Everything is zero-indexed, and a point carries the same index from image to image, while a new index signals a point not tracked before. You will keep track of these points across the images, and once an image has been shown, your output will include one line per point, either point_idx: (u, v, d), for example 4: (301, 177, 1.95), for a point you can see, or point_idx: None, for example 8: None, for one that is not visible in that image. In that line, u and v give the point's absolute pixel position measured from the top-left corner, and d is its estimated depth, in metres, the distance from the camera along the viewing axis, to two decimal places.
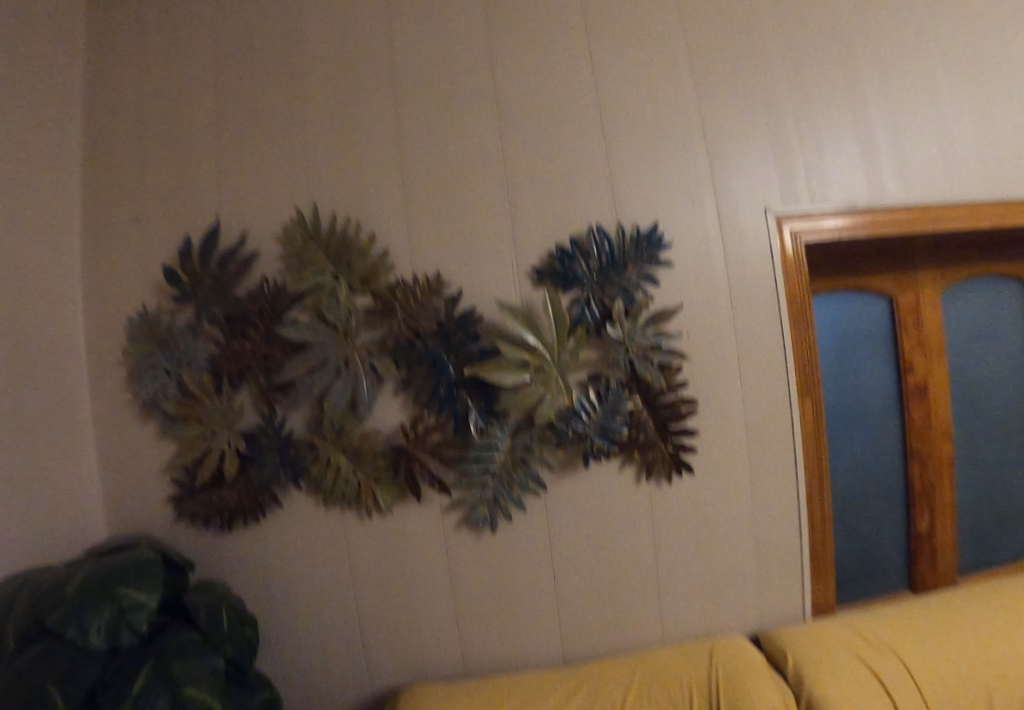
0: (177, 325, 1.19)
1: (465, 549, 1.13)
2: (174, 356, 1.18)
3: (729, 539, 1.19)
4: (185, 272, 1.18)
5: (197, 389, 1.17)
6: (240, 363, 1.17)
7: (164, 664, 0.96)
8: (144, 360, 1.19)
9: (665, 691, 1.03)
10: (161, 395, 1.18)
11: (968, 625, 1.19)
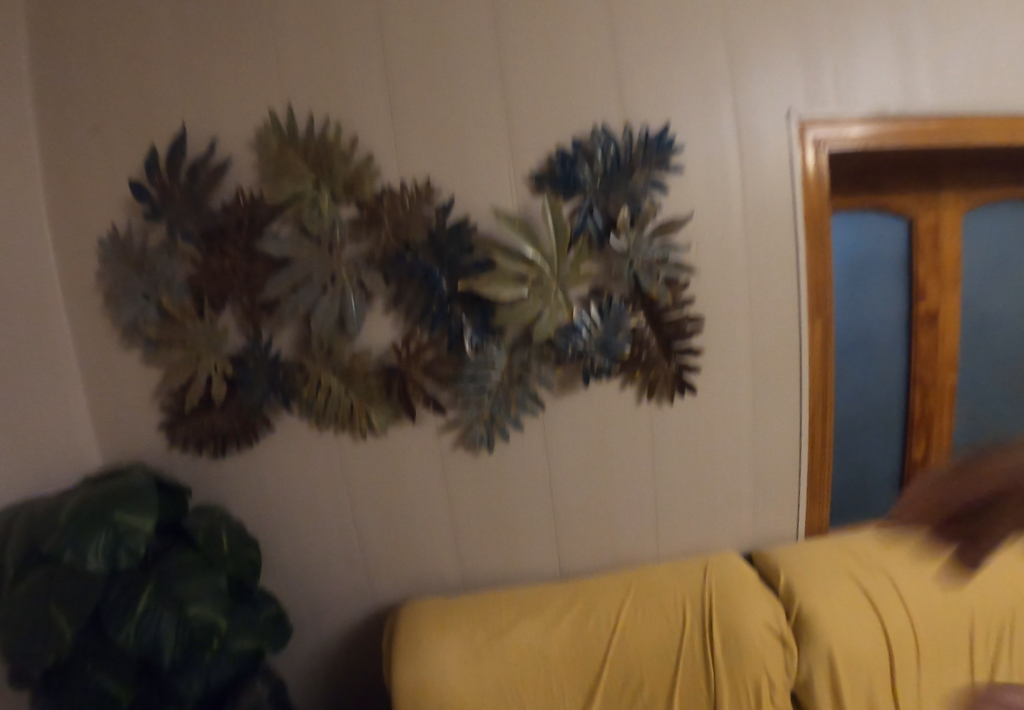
0: (151, 244, 1.10)
1: (462, 469, 1.11)
2: (150, 276, 1.10)
3: (730, 460, 1.17)
4: (153, 184, 1.07)
5: (177, 310, 1.10)
6: (221, 282, 1.10)
7: (166, 585, 0.97)
8: (121, 284, 1.11)
9: (659, 608, 1.03)
10: (142, 320, 1.12)
11: None
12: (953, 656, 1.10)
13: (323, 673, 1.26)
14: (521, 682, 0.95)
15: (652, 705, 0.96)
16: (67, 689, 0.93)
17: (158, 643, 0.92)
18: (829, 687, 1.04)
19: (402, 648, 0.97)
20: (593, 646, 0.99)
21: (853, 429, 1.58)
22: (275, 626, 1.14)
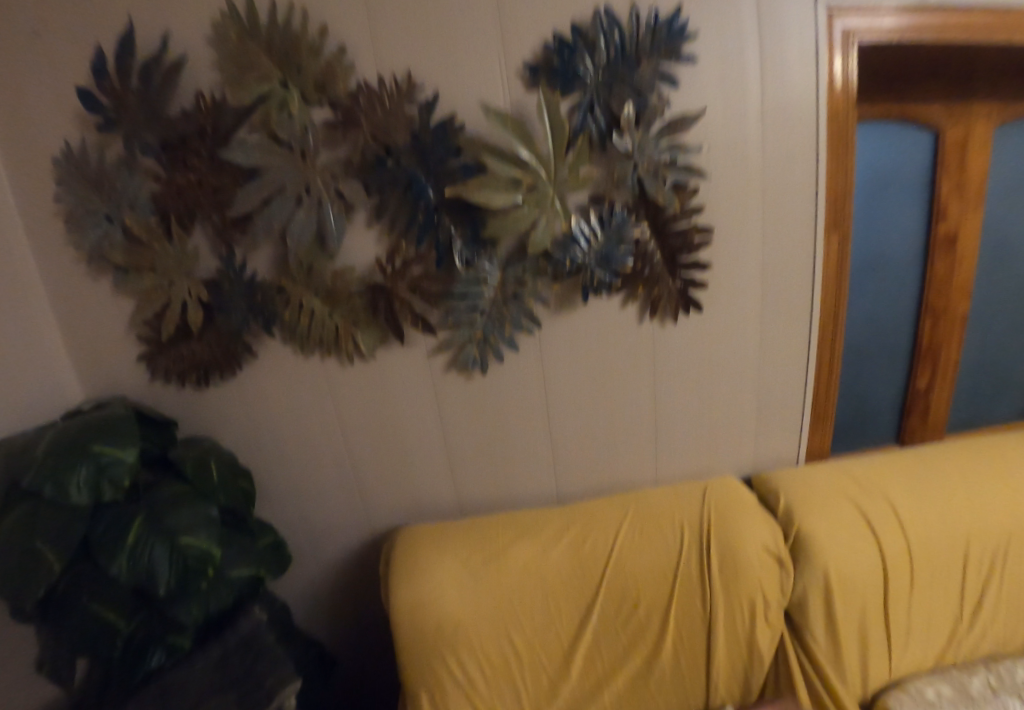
0: (109, 160, 0.98)
1: (455, 394, 1.07)
2: (113, 196, 0.99)
3: (734, 383, 1.12)
4: (104, 92, 0.94)
5: (143, 232, 1.00)
6: (187, 199, 0.99)
7: (157, 516, 0.92)
8: (79, 206, 1.00)
9: (654, 531, 1.01)
10: (107, 245, 1.02)
11: (958, 471, 1.19)
12: (942, 575, 1.10)
13: (326, 599, 1.27)
14: (516, 603, 0.94)
15: (648, 623, 0.96)
16: (62, 621, 0.89)
17: (153, 575, 0.88)
18: (824, 605, 1.00)
19: (397, 573, 0.96)
20: (590, 567, 0.97)
21: (860, 361, 1.46)
22: (273, 556, 1.11)
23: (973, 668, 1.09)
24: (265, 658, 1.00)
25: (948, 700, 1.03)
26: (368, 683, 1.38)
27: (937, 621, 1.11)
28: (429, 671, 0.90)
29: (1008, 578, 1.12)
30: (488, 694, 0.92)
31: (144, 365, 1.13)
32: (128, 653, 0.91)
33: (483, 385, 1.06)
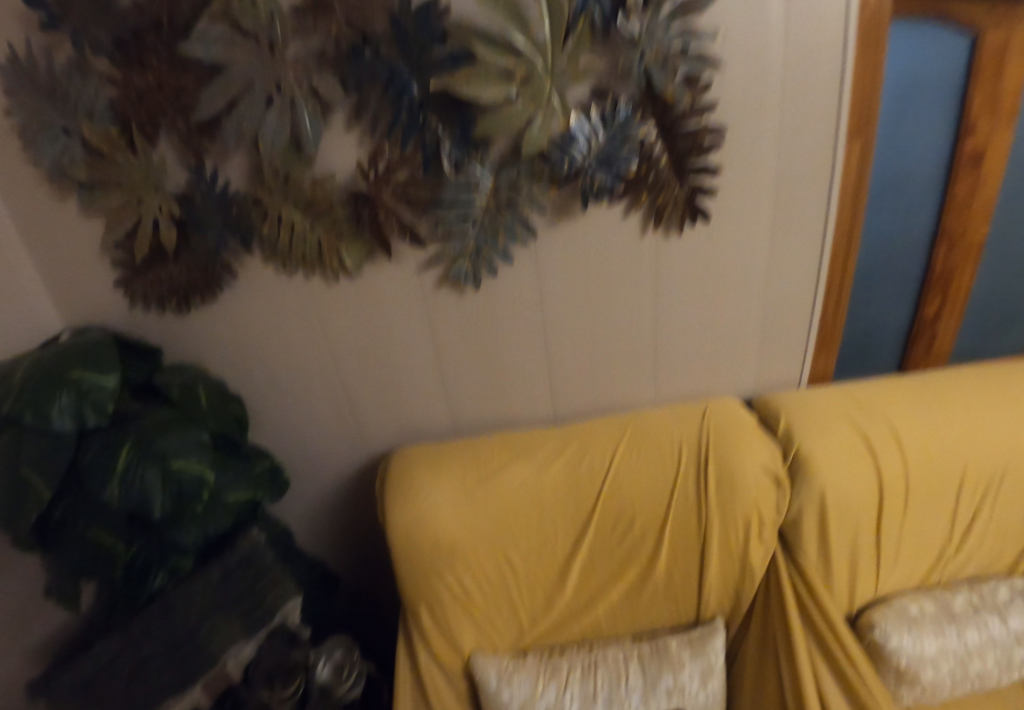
0: (58, 64, 0.83)
1: (448, 311, 1.02)
2: (66, 105, 0.85)
3: (738, 300, 1.08)
4: None
5: (106, 145, 0.88)
6: (150, 105, 0.86)
7: (146, 441, 0.87)
8: (25, 114, 0.86)
9: (653, 449, 0.99)
10: (68, 162, 0.90)
11: (980, 399, 1.11)
12: (939, 503, 1.07)
13: (325, 522, 1.29)
14: (511, 521, 0.94)
15: (642, 541, 0.96)
16: (60, 549, 0.86)
17: (147, 498, 0.83)
18: (817, 529, 0.98)
19: (393, 492, 0.96)
20: (586, 484, 0.96)
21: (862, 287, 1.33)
22: (271, 480, 1.08)
23: (955, 588, 1.11)
24: (265, 577, 1.01)
25: (930, 616, 1.06)
26: (370, 598, 1.43)
27: (927, 546, 1.09)
28: (427, 586, 0.92)
29: (1005, 506, 1.09)
30: (485, 602, 0.95)
31: (121, 291, 1.05)
32: (131, 578, 0.88)
33: (478, 302, 1.01)
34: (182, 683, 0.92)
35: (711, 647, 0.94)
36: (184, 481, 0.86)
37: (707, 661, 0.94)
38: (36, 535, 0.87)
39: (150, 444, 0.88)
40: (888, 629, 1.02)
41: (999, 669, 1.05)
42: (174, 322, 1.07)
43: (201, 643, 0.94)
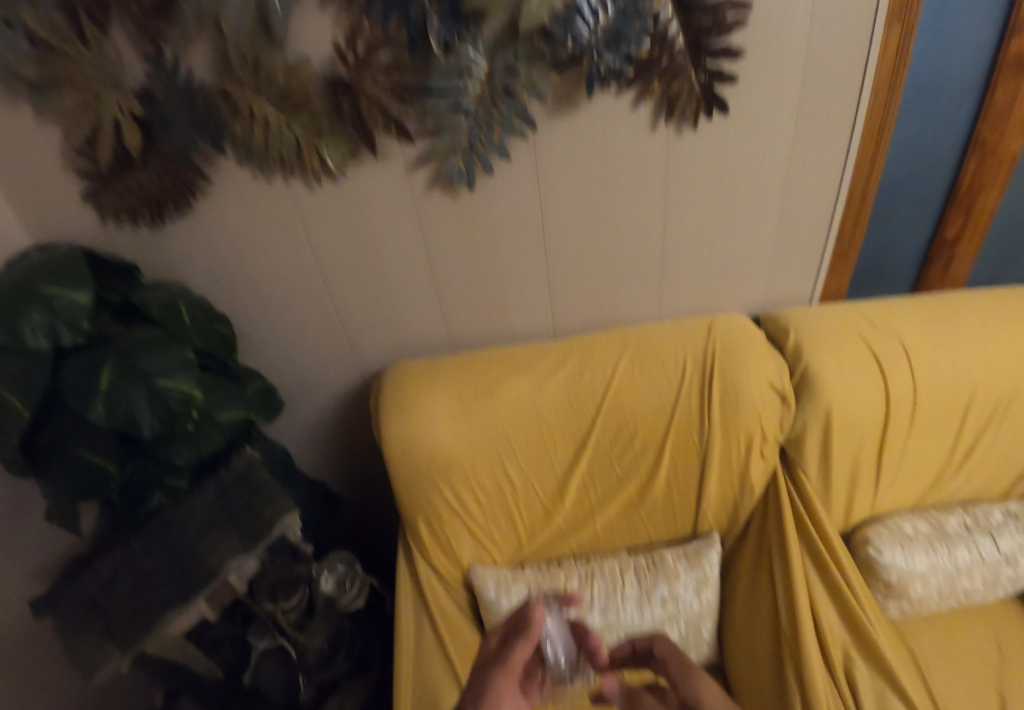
0: None
1: (441, 217, 0.96)
2: None
3: (751, 207, 1.01)
4: None
5: (51, 35, 0.76)
6: None
7: (127, 359, 0.81)
8: None
9: (656, 363, 0.96)
10: (11, 58, 0.78)
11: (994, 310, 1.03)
12: (943, 426, 1.02)
13: (321, 444, 1.28)
14: (509, 433, 0.92)
15: (642, 456, 0.96)
16: (48, 474, 0.82)
17: (134, 418, 0.79)
18: (819, 445, 0.96)
19: (388, 405, 0.94)
20: (586, 400, 0.94)
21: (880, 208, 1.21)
22: (263, 401, 1.06)
23: (950, 509, 1.08)
24: (261, 494, 0.96)
25: (923, 535, 1.03)
26: (370, 517, 1.46)
27: (926, 467, 1.05)
28: (423, 494, 0.93)
29: (1013, 429, 1.03)
30: (482, 515, 0.96)
31: (90, 205, 0.95)
32: (128, 498, 0.87)
33: (471, 206, 0.95)
34: (182, 597, 0.90)
35: (708, 558, 0.96)
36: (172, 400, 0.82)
37: (701, 573, 0.95)
38: (28, 460, 0.83)
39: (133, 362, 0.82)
40: (881, 545, 1.00)
41: (982, 587, 1.04)
42: (149, 240, 0.99)
43: (201, 555, 0.92)
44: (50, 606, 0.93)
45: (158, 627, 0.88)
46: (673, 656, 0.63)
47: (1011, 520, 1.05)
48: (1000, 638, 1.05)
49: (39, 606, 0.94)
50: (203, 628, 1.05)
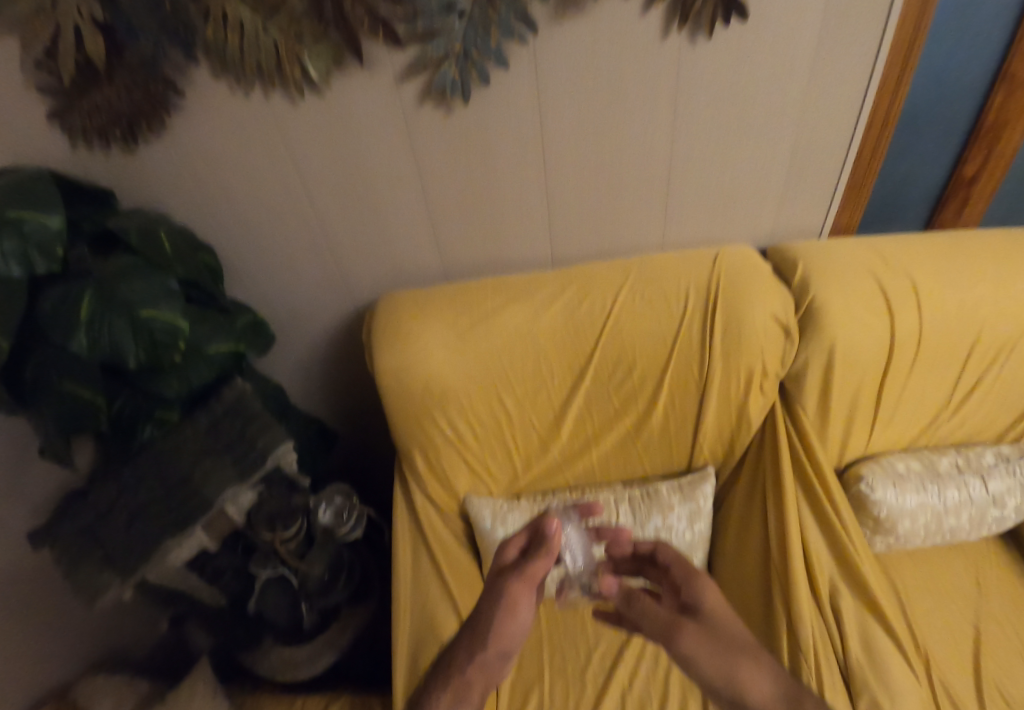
0: None
1: (434, 135, 0.91)
2: None
3: (763, 130, 0.95)
4: None
5: None
6: None
7: (107, 288, 0.78)
8: None
9: (658, 294, 0.93)
10: None
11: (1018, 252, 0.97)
12: (942, 366, 0.97)
13: (317, 380, 1.28)
14: (506, 363, 0.91)
15: (640, 389, 0.95)
16: (38, 405, 0.81)
17: (118, 349, 0.77)
18: (820, 381, 0.95)
19: (382, 336, 0.92)
20: (585, 331, 0.92)
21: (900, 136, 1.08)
22: (255, 335, 1.02)
23: (943, 450, 1.06)
24: (255, 423, 0.93)
25: (915, 473, 1.01)
26: (367, 454, 1.48)
27: (923, 408, 1.01)
28: (417, 424, 0.93)
29: (1014, 371, 0.99)
30: (478, 445, 0.96)
31: (58, 128, 0.87)
32: (119, 429, 0.88)
33: (466, 124, 0.89)
34: (180, 527, 0.87)
35: (701, 490, 0.98)
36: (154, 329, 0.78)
37: (695, 505, 0.97)
38: (12, 387, 0.82)
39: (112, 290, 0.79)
40: (873, 481, 0.98)
41: (968, 526, 1.02)
42: (125, 164, 0.93)
43: (195, 485, 0.89)
44: (48, 539, 0.93)
45: (157, 557, 0.87)
46: (680, 564, 0.76)
47: (1003, 462, 1.03)
48: (979, 573, 1.08)
49: (36, 538, 0.93)
50: (207, 558, 1.05)
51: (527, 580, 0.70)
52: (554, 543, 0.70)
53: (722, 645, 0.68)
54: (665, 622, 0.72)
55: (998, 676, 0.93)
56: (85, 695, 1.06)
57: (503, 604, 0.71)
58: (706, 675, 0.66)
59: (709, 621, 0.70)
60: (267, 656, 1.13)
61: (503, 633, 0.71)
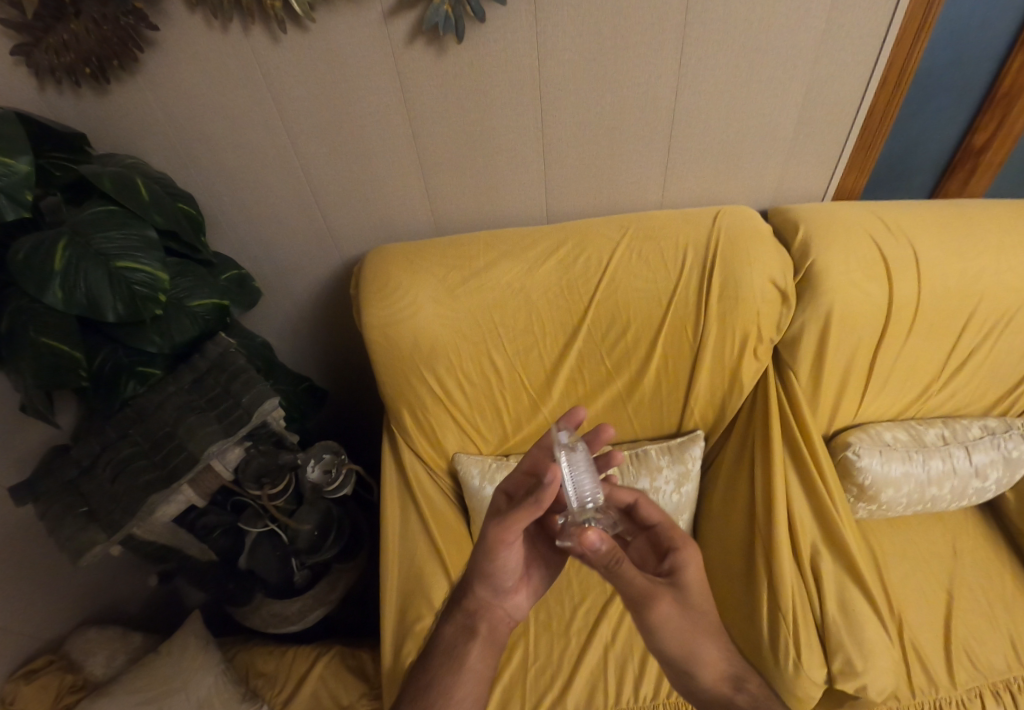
0: None
1: (424, 75, 0.86)
2: None
3: (772, 84, 0.91)
4: None
5: None
6: None
7: (82, 237, 0.75)
8: None
9: (656, 253, 0.91)
10: None
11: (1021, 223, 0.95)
12: (938, 336, 0.96)
13: (305, 337, 1.26)
14: (496, 319, 0.90)
15: (634, 349, 0.94)
16: (13, 361, 0.77)
17: (95, 303, 0.73)
18: (815, 348, 0.93)
19: (370, 290, 0.90)
20: (579, 288, 0.90)
21: (910, 98, 1.01)
22: (239, 289, 1.01)
23: (930, 422, 1.05)
24: (240, 379, 0.90)
25: (901, 443, 1.01)
26: (357, 412, 1.48)
27: (914, 377, 1.01)
28: (407, 382, 0.92)
29: (1005, 345, 0.99)
30: (467, 403, 0.96)
31: (22, 63, 0.82)
32: (100, 383, 0.86)
33: (460, 67, 0.86)
34: (167, 480, 0.84)
35: (690, 453, 0.98)
36: (133, 282, 0.76)
37: (684, 466, 0.98)
38: None
39: (88, 243, 0.76)
40: (860, 449, 0.97)
41: (949, 497, 1.02)
42: (97, 106, 0.88)
43: (181, 439, 0.87)
44: (32, 495, 0.89)
45: (145, 512, 0.83)
46: (669, 526, 0.73)
47: (988, 436, 1.02)
48: (955, 539, 1.10)
49: (18, 494, 0.89)
50: (196, 516, 1.06)
51: (503, 532, 0.65)
52: (546, 495, 0.59)
53: (688, 617, 0.67)
54: (639, 589, 0.65)
55: (964, 635, 0.97)
56: (77, 646, 1.09)
57: (486, 547, 0.68)
58: (670, 645, 0.67)
59: (682, 591, 0.68)
60: (258, 612, 1.13)
61: (489, 573, 0.71)
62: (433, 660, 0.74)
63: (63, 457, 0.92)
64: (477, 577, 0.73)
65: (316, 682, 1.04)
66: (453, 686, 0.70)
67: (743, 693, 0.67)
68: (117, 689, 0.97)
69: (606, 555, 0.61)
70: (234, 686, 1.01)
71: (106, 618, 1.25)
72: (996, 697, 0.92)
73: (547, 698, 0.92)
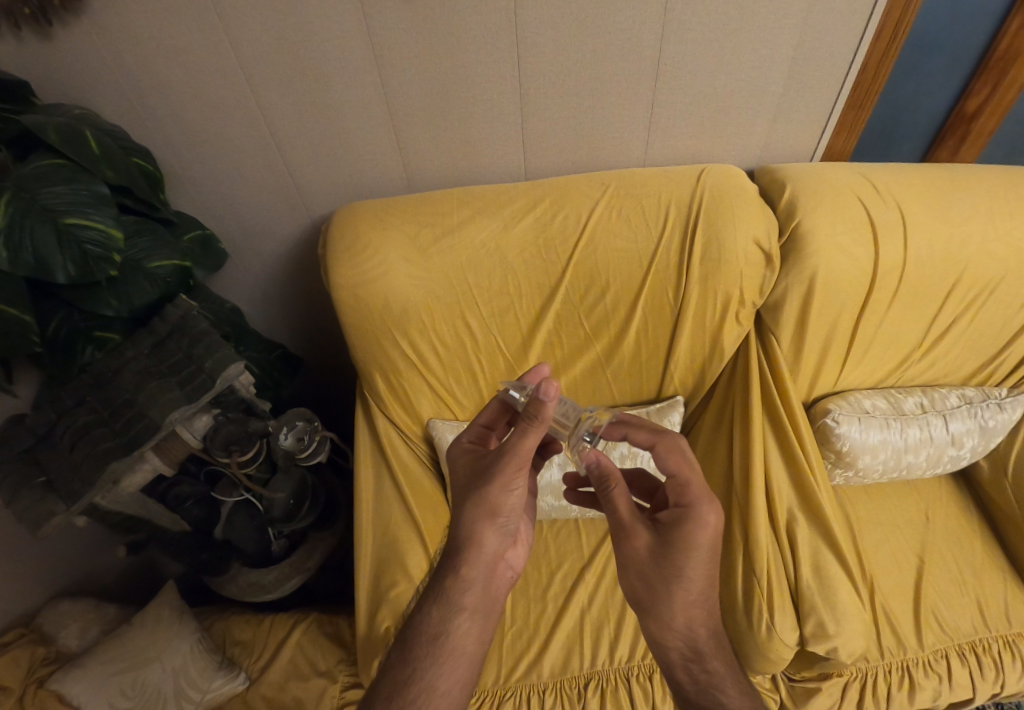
0: None
1: (390, 17, 0.80)
2: None
3: (762, 35, 0.87)
4: None
5: None
6: None
7: (28, 192, 0.69)
8: None
9: (636, 211, 0.88)
10: None
11: (1010, 192, 0.93)
12: (920, 303, 0.95)
13: (276, 301, 1.22)
14: (471, 279, 0.86)
15: (613, 311, 0.91)
16: None
17: (44, 264, 0.68)
18: (797, 313, 0.91)
19: (340, 248, 0.86)
20: (557, 250, 0.87)
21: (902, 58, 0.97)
22: (202, 251, 0.97)
23: (910, 391, 1.05)
24: (202, 343, 0.86)
25: (879, 411, 1.01)
26: (335, 378, 1.45)
27: (895, 346, 1.00)
28: (379, 344, 0.89)
29: (987, 313, 0.97)
30: (441, 366, 0.93)
31: None
32: (56, 351, 0.82)
33: (429, 8, 0.80)
34: (126, 448, 0.80)
35: (668, 418, 0.98)
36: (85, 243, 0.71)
37: None
38: None
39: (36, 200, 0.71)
40: (839, 416, 0.97)
41: (925, 464, 1.02)
42: (39, 52, 0.80)
43: (142, 406, 0.82)
44: None
45: (109, 479, 0.79)
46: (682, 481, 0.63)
47: (966, 405, 1.02)
48: (928, 507, 1.11)
49: None
50: (168, 486, 1.03)
51: (513, 455, 0.61)
52: (547, 411, 0.59)
53: (664, 572, 0.61)
54: (621, 518, 0.63)
55: (933, 599, 0.99)
56: (49, 619, 1.08)
57: (482, 474, 0.66)
58: (632, 581, 0.64)
59: (668, 543, 0.62)
60: (235, 581, 1.12)
61: (495, 509, 0.65)
62: (414, 625, 0.68)
63: (19, 427, 0.88)
64: (479, 523, 0.66)
65: (293, 649, 1.03)
66: (439, 677, 0.63)
67: (688, 674, 0.62)
68: (91, 660, 0.96)
69: (603, 476, 0.63)
70: (210, 655, 1.00)
71: (81, 589, 1.23)
72: (960, 659, 0.94)
73: (524, 661, 0.92)
